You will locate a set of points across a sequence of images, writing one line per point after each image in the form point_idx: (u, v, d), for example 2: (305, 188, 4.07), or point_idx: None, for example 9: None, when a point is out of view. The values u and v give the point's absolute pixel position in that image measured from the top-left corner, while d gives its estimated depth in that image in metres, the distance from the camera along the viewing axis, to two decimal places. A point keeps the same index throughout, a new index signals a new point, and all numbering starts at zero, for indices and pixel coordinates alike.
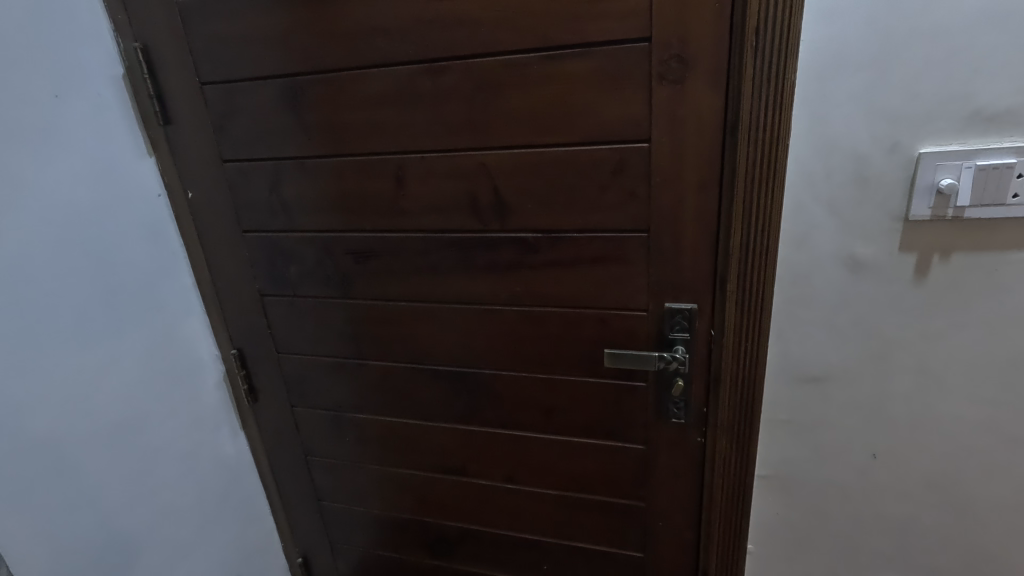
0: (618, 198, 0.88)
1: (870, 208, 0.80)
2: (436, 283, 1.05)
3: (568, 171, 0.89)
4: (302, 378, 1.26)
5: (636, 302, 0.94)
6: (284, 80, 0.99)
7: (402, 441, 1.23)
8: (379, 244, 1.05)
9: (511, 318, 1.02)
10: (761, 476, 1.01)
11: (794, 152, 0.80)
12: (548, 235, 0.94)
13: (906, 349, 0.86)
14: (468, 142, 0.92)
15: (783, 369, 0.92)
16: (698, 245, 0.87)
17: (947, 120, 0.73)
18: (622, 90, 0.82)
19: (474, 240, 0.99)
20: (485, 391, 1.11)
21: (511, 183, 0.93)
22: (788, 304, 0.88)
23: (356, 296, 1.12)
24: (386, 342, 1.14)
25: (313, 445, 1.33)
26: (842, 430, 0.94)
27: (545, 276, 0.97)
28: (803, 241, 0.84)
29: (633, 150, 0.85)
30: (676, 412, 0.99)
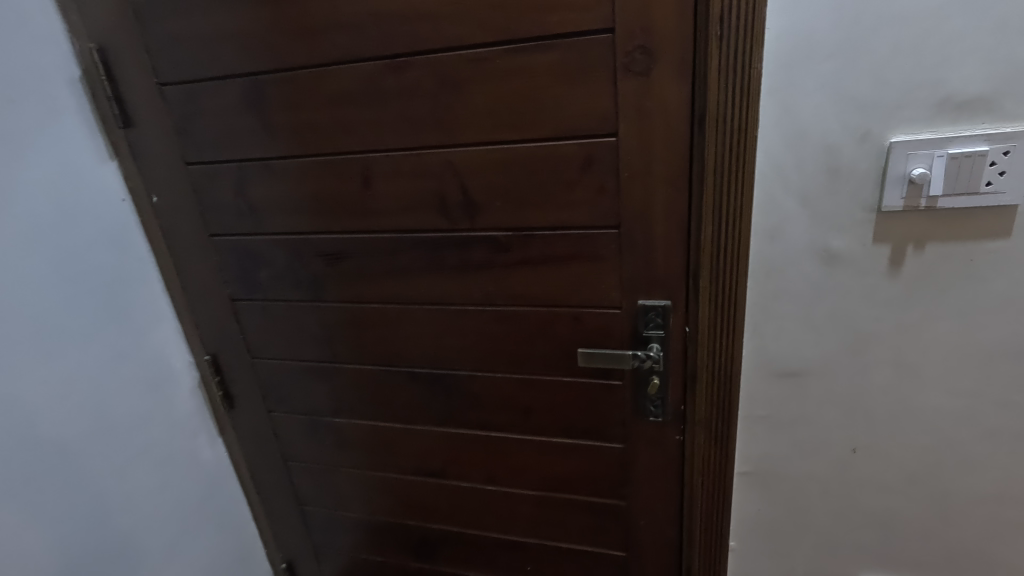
0: (587, 194, 0.86)
1: (842, 199, 0.78)
2: (408, 284, 1.03)
3: (536, 168, 0.87)
4: (278, 383, 1.23)
5: (610, 299, 0.92)
6: (245, 80, 0.96)
7: (382, 444, 1.22)
8: (349, 246, 1.03)
9: (485, 318, 1.01)
10: (742, 473, 0.99)
11: (763, 144, 0.78)
12: (518, 233, 0.92)
13: (883, 342, 0.84)
14: (433, 140, 0.90)
15: (760, 365, 0.91)
16: (670, 240, 0.86)
17: (919, 108, 0.71)
18: (587, 83, 0.80)
19: (444, 239, 0.96)
20: (462, 392, 1.09)
21: (478, 180, 0.90)
22: (763, 299, 0.86)
23: (329, 299, 1.09)
24: (361, 346, 1.12)
25: (292, 450, 1.31)
26: (821, 425, 0.92)
27: (517, 275, 0.95)
28: (776, 235, 0.82)
29: (600, 145, 0.83)
30: (654, 410, 0.97)
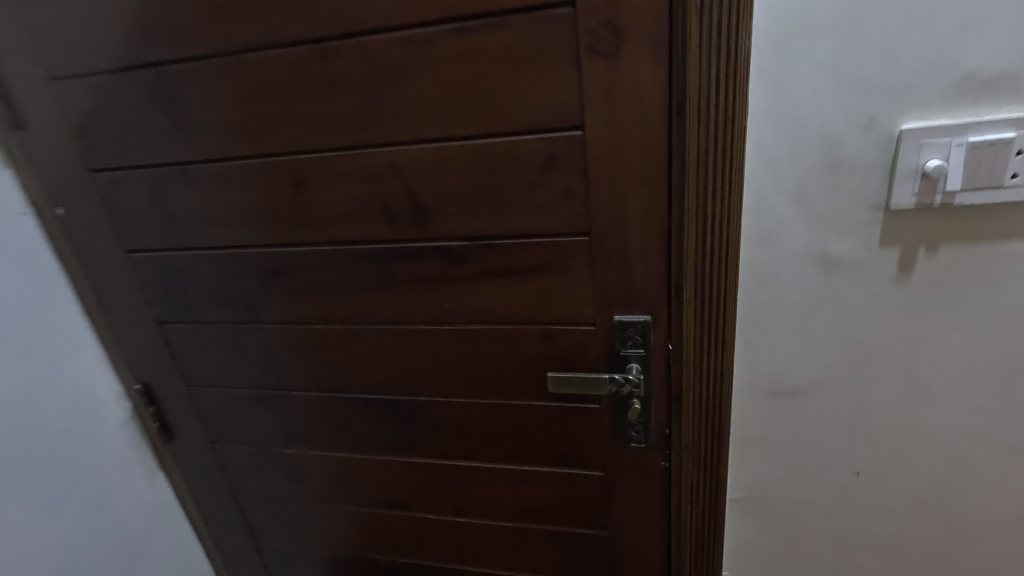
0: (551, 197, 0.75)
1: (843, 198, 0.67)
2: (355, 301, 0.90)
3: (491, 168, 0.75)
4: (218, 412, 1.10)
5: (582, 315, 0.81)
6: (150, 71, 0.82)
7: (339, 475, 1.10)
8: (286, 262, 0.90)
9: (443, 338, 0.89)
10: (734, 499, 0.90)
11: (753, 135, 0.67)
12: (475, 243, 0.80)
13: (889, 357, 0.74)
14: (372, 137, 0.78)
15: (753, 384, 0.80)
16: (648, 248, 0.74)
17: (934, 89, 0.61)
18: (546, 69, 0.68)
19: (392, 251, 0.84)
20: (423, 418, 0.98)
21: (426, 183, 0.78)
22: (755, 312, 0.75)
23: (268, 319, 0.96)
24: (307, 370, 1.00)
25: (241, 483, 1.18)
26: (821, 447, 0.82)
27: (476, 290, 0.83)
28: (769, 239, 0.71)
29: (564, 139, 0.71)
30: (635, 436, 0.87)
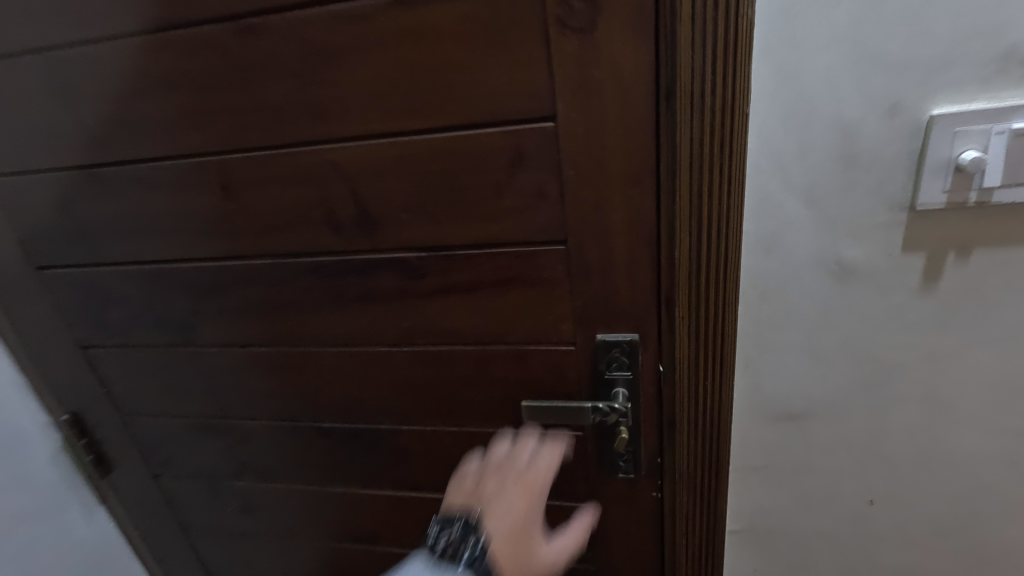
0: (521, 200, 0.64)
1: (861, 196, 0.57)
2: (303, 321, 0.79)
3: (449, 166, 0.64)
4: (158, 444, 0.98)
5: (561, 334, 0.71)
6: (43, 57, 0.69)
7: (297, 509, 0.99)
8: (221, 278, 0.78)
9: (403, 360, 0.78)
10: (734, 530, 0.80)
11: (756, 124, 0.56)
12: (435, 254, 0.69)
13: (910, 376, 0.65)
14: (309, 133, 0.66)
15: (755, 408, 0.71)
16: (634, 257, 0.64)
17: (972, 67, 0.51)
18: (509, 47, 0.57)
19: (340, 264, 0.73)
20: (386, 447, 0.87)
21: (375, 186, 0.67)
22: (758, 328, 0.66)
23: (205, 342, 0.85)
24: (255, 397, 0.88)
25: (190, 518, 1.07)
26: (831, 475, 0.73)
27: (438, 306, 0.72)
28: (774, 246, 0.61)
29: (534, 132, 0.60)
30: (624, 466, 0.77)
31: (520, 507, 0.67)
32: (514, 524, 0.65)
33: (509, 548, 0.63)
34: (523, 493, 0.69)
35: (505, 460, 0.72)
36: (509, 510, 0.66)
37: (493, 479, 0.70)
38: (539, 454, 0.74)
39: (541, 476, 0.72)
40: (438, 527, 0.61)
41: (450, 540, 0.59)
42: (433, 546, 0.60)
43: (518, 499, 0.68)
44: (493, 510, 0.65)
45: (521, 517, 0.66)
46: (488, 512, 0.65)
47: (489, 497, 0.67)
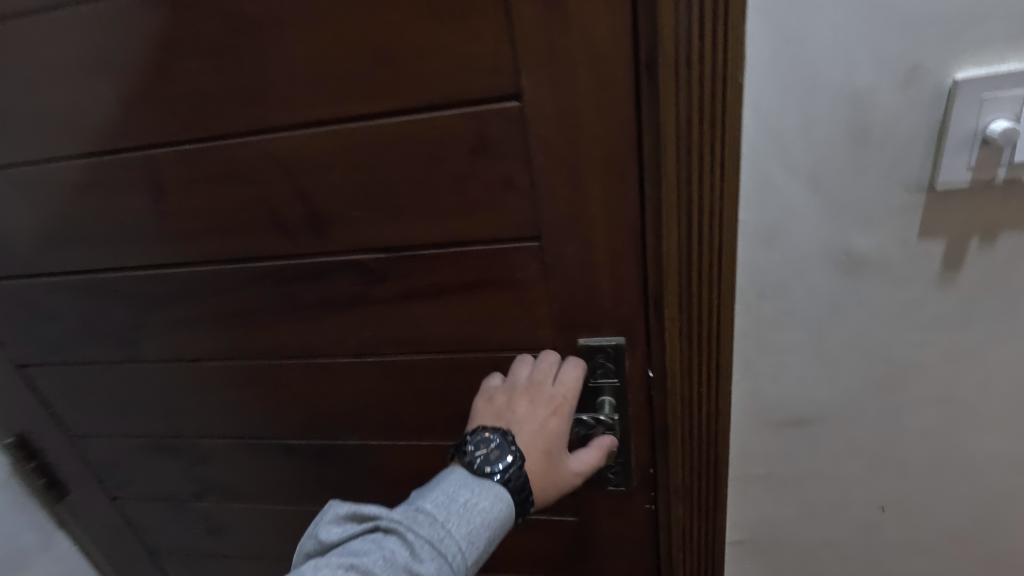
0: (486, 192, 0.56)
1: (872, 177, 0.50)
2: (254, 332, 0.71)
3: (405, 156, 0.56)
4: (113, 465, 0.91)
5: (539, 340, 0.63)
6: None
7: (265, 530, 0.92)
8: (161, 287, 0.70)
9: (367, 371, 0.71)
10: (735, 542, 0.74)
11: (752, 96, 0.49)
12: (394, 255, 0.61)
13: (926, 375, 0.58)
14: (243, 122, 0.58)
15: (756, 414, 0.64)
16: (617, 253, 0.56)
17: (1001, 23, 0.43)
18: (464, 16, 0.49)
19: (290, 270, 0.65)
20: (356, 465, 0.80)
21: (322, 180, 0.59)
22: (758, 328, 0.59)
23: (151, 357, 0.77)
24: (210, 414, 0.81)
25: (156, 540, 1.00)
26: (839, 482, 0.67)
27: (402, 312, 0.65)
28: (774, 236, 0.54)
29: (497, 113, 0.52)
30: (613, 479, 0.70)
31: (552, 426, 0.58)
32: (546, 445, 0.57)
33: (540, 468, 0.56)
34: (553, 411, 0.58)
35: (532, 379, 0.61)
36: (539, 430, 0.57)
37: (520, 397, 0.60)
38: (564, 369, 0.61)
39: (574, 393, 0.60)
40: (472, 440, 0.55)
41: (489, 454, 0.54)
42: (471, 458, 0.54)
43: (549, 419, 0.58)
44: (522, 432, 0.57)
45: (553, 435, 0.58)
46: (517, 434, 0.56)
47: (518, 417, 0.58)
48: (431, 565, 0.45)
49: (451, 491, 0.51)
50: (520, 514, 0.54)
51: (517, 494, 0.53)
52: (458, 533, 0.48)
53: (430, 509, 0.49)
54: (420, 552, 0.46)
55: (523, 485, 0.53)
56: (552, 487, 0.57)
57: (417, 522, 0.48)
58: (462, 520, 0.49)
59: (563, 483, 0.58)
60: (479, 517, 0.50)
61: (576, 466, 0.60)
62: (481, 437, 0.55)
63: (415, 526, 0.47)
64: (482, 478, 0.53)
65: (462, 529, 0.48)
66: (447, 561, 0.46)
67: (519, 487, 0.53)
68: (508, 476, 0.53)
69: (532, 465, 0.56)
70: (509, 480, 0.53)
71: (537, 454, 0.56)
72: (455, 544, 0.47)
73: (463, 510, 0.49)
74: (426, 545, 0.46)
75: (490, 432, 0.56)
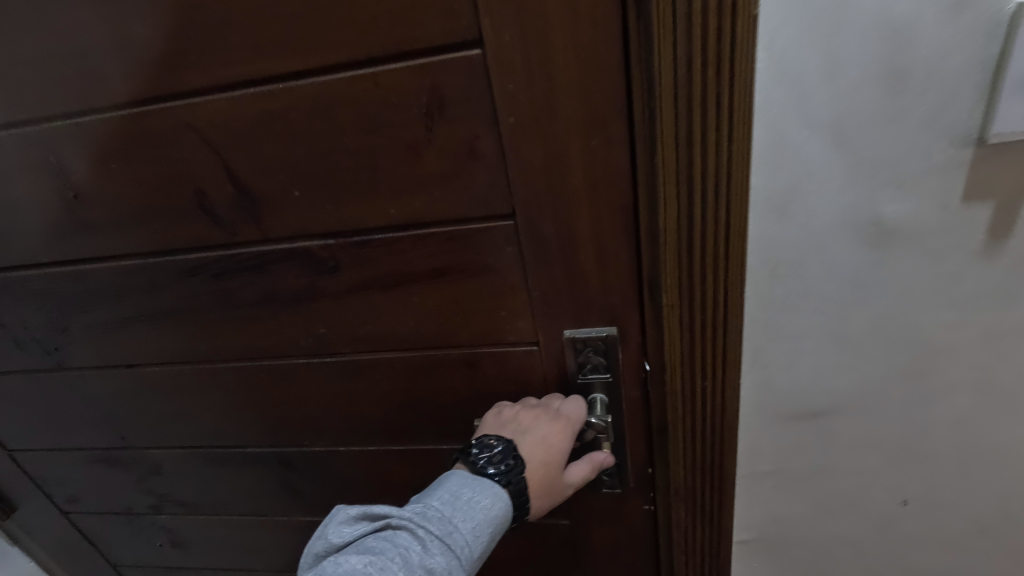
0: (448, 162, 0.47)
1: (908, 129, 0.41)
2: (193, 333, 0.63)
3: (347, 122, 0.46)
4: (60, 479, 0.83)
5: (517, 334, 0.55)
6: None
7: (232, 541, 0.84)
8: (81, 286, 0.61)
9: (325, 372, 0.62)
10: (741, 542, 0.67)
11: (766, 33, 0.39)
12: (344, 241, 0.52)
13: (962, 358, 0.51)
14: (150, 87, 0.48)
15: (766, 408, 0.56)
16: (604, 230, 0.48)
17: None
18: None
19: (226, 262, 0.56)
20: (322, 472, 0.72)
21: (251, 155, 0.50)
22: (769, 312, 0.50)
23: (83, 362, 0.69)
24: (155, 423, 0.72)
25: (116, 554, 0.93)
26: (857, 477, 0.60)
27: (359, 306, 0.56)
28: (789, 206, 0.45)
29: (454, 65, 0.43)
30: (608, 481, 0.63)
31: (556, 441, 0.51)
32: (547, 457, 0.50)
33: (537, 480, 0.50)
34: (561, 427, 0.52)
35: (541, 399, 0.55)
36: (541, 441, 0.51)
37: (528, 411, 0.54)
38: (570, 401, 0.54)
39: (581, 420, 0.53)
40: (477, 443, 0.50)
41: (491, 457, 0.49)
42: (473, 459, 0.49)
43: (552, 432, 0.52)
44: (524, 442, 0.51)
45: (557, 449, 0.51)
46: (518, 444, 0.50)
47: (522, 428, 0.52)
48: (443, 560, 0.41)
49: (453, 489, 0.46)
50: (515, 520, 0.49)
51: (516, 498, 0.48)
52: (464, 530, 0.43)
53: (436, 506, 0.45)
54: (431, 549, 0.41)
55: (522, 490, 0.48)
56: (543, 501, 0.51)
57: (426, 517, 0.43)
58: (467, 516, 0.44)
59: (554, 499, 0.52)
60: (483, 514, 0.45)
61: (568, 481, 0.53)
62: (486, 443, 0.50)
63: (425, 521, 0.43)
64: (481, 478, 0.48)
65: (468, 525, 0.44)
66: (457, 557, 0.42)
67: (518, 491, 0.48)
68: (509, 477, 0.48)
69: (529, 478, 0.50)
70: (510, 482, 0.48)
71: (537, 466, 0.50)
72: (464, 539, 0.43)
73: (468, 507, 0.45)
74: (436, 541, 0.42)
75: (495, 438, 0.50)
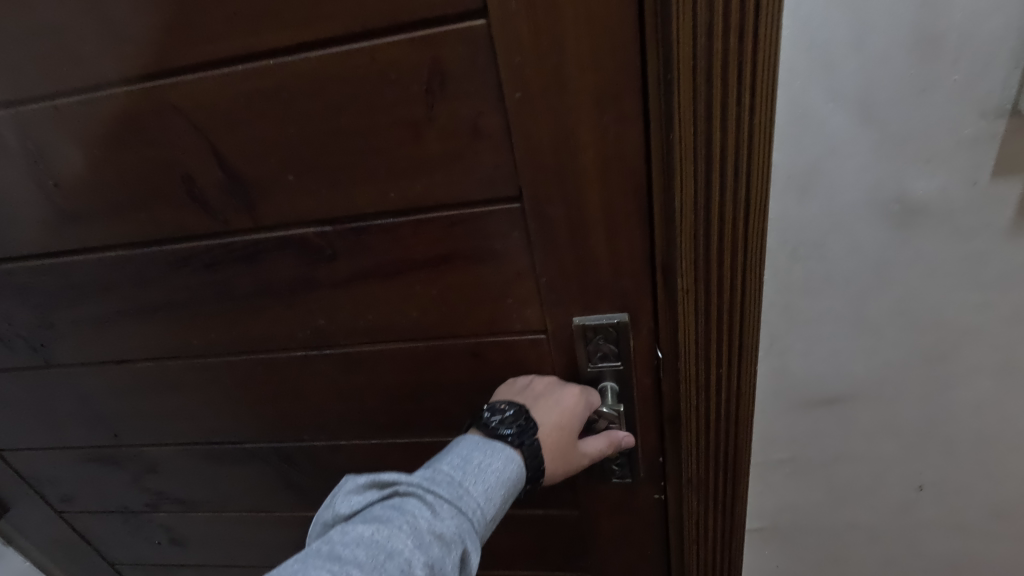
0: (450, 142, 0.44)
1: (939, 99, 0.39)
2: (186, 327, 0.60)
3: (342, 100, 0.44)
4: (53, 479, 0.81)
5: (524, 322, 0.53)
6: None
7: (232, 538, 0.82)
8: (66, 279, 0.59)
9: (324, 364, 0.60)
10: (753, 530, 0.66)
11: None
12: (342, 227, 0.50)
13: (986, 340, 0.49)
14: (131, 65, 0.45)
15: (782, 394, 0.54)
16: (616, 212, 0.45)
17: None
18: None
19: (217, 252, 0.53)
20: (323, 467, 0.70)
21: (240, 137, 0.47)
22: (788, 295, 0.48)
23: (72, 359, 0.66)
24: (149, 420, 0.70)
25: (114, 553, 0.91)
26: (874, 463, 0.58)
27: (358, 296, 0.54)
28: (811, 184, 0.43)
29: (457, 37, 0.40)
30: (618, 471, 0.61)
31: (570, 404, 0.51)
32: (561, 420, 0.50)
33: (552, 444, 0.49)
34: (574, 393, 0.52)
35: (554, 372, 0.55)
36: (555, 406, 0.50)
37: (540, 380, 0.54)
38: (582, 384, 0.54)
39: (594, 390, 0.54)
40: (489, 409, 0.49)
41: (504, 420, 0.48)
42: (485, 423, 0.48)
43: (566, 397, 0.51)
44: (537, 407, 0.50)
45: (571, 412, 0.51)
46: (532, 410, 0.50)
47: (535, 394, 0.52)
48: (453, 524, 0.40)
49: (464, 453, 0.46)
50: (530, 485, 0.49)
51: (530, 460, 0.47)
52: (475, 493, 0.43)
53: (445, 471, 0.44)
54: (441, 513, 0.40)
55: (536, 452, 0.48)
56: (558, 465, 0.50)
57: (435, 482, 0.42)
58: (478, 479, 0.43)
59: (570, 466, 0.51)
60: (495, 476, 0.45)
61: (585, 451, 0.52)
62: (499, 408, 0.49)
63: (434, 487, 0.42)
64: (494, 441, 0.47)
65: (480, 488, 0.43)
66: (468, 519, 0.41)
67: (532, 453, 0.48)
68: (523, 438, 0.47)
69: (544, 442, 0.49)
70: (523, 444, 0.47)
71: (552, 428, 0.49)
72: (475, 502, 0.42)
73: (479, 470, 0.44)
74: (446, 505, 0.41)
75: (506, 403, 0.50)
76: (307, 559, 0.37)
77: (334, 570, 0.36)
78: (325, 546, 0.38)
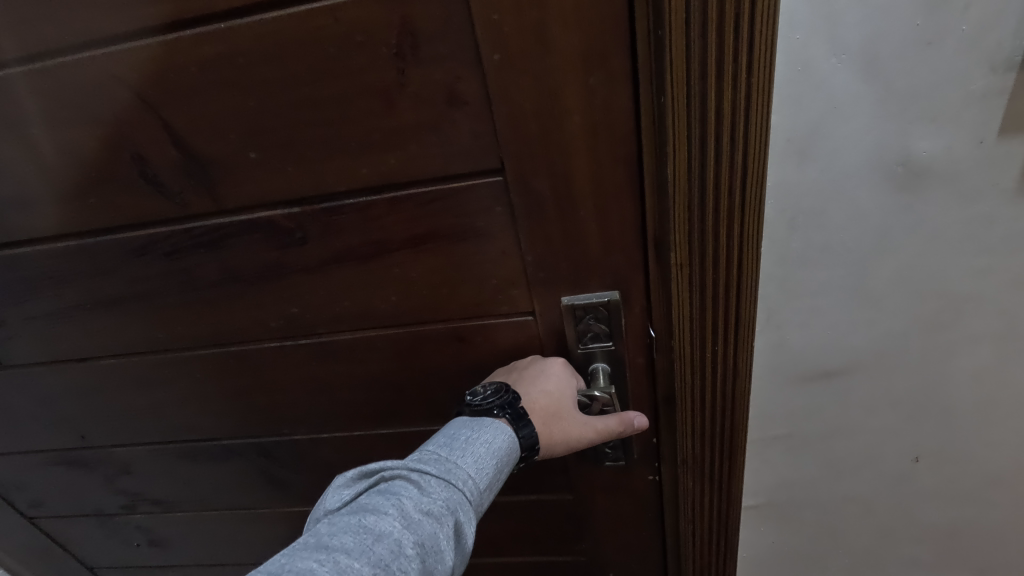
0: (425, 112, 0.41)
1: (946, 53, 0.37)
2: (150, 321, 0.56)
3: (304, 68, 0.40)
4: (20, 484, 0.77)
5: (511, 304, 0.50)
6: None
7: (213, 536, 0.79)
8: (16, 274, 0.54)
9: (300, 355, 0.57)
10: (749, 507, 0.65)
11: None
12: (312, 208, 0.46)
13: (987, 307, 0.47)
14: (66, 33, 0.41)
15: (779, 368, 0.53)
16: (605, 182, 0.42)
17: None
18: None
19: (178, 239, 0.50)
20: (305, 461, 0.67)
21: (195, 111, 0.43)
22: (784, 266, 0.46)
23: (31, 358, 0.62)
24: (118, 420, 0.66)
25: (90, 557, 0.88)
26: (870, 436, 0.57)
27: (333, 281, 0.51)
28: (811, 148, 0.41)
29: None
30: (611, 454, 0.59)
31: (556, 370, 0.50)
32: (548, 386, 0.48)
33: (541, 407, 0.46)
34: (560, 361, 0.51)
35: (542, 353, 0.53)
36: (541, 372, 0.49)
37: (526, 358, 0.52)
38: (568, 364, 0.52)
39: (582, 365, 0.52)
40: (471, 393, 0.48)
41: (486, 396, 0.47)
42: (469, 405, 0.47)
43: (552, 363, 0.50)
44: (524, 379, 0.49)
45: (558, 379, 0.49)
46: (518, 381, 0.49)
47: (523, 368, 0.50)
48: (443, 496, 0.37)
49: (451, 433, 0.44)
50: (524, 460, 0.46)
51: (519, 424, 0.45)
52: (464, 465, 0.40)
53: (432, 450, 0.41)
54: (429, 488, 0.37)
55: (523, 414, 0.45)
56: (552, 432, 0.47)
57: (421, 461, 0.39)
58: (466, 452, 0.41)
59: (566, 436, 0.48)
60: (485, 447, 0.42)
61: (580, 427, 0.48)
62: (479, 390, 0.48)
63: (419, 464, 0.39)
64: (481, 418, 0.46)
65: (468, 461, 0.40)
66: (460, 491, 0.38)
67: (518, 416, 0.45)
68: (505, 407, 0.45)
69: (533, 407, 0.46)
70: (507, 412, 0.45)
71: (538, 395, 0.47)
72: (465, 473, 0.39)
73: (467, 443, 0.42)
74: (433, 480, 0.38)
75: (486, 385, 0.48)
76: (291, 553, 0.32)
77: (322, 558, 0.31)
78: (310, 539, 0.33)
